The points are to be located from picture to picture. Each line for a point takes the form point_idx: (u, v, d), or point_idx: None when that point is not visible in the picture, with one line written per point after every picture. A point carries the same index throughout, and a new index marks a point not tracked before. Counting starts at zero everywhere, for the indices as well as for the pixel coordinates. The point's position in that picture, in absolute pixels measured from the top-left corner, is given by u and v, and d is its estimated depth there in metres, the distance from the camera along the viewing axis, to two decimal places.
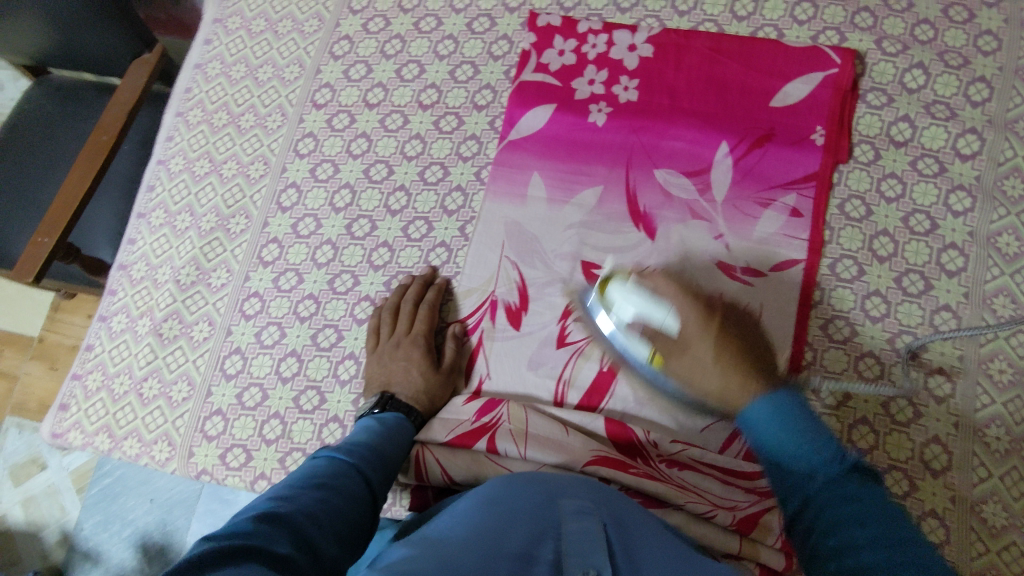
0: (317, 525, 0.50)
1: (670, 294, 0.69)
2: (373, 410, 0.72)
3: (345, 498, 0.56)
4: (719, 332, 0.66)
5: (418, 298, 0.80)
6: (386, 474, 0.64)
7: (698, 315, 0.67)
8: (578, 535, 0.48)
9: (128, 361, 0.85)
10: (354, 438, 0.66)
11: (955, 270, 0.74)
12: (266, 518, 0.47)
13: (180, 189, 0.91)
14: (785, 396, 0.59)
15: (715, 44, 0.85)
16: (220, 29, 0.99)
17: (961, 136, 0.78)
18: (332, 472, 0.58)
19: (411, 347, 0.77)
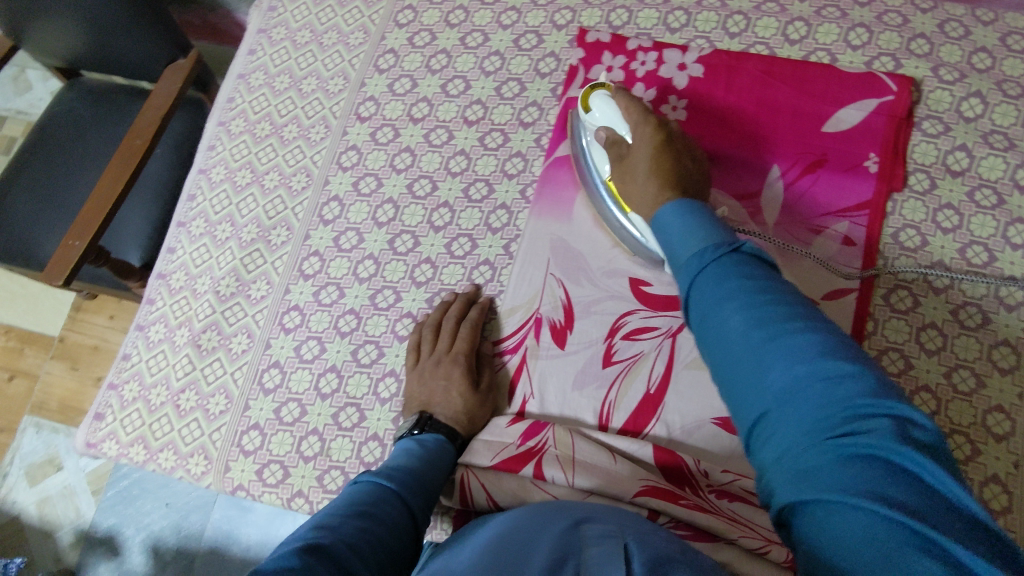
0: (359, 557, 0.49)
1: (631, 113, 0.74)
2: (412, 432, 0.71)
3: (387, 526, 0.55)
4: (661, 150, 0.70)
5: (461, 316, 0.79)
6: (427, 498, 0.62)
7: (647, 128, 0.72)
8: (600, 557, 0.46)
9: (165, 371, 0.84)
10: (396, 462, 0.64)
11: (1014, 303, 0.73)
12: (309, 549, 0.46)
13: (221, 199, 0.91)
14: (702, 205, 0.57)
15: (767, 66, 0.84)
16: (264, 40, 0.98)
17: (1020, 167, 0.77)
18: (373, 498, 0.56)
19: (452, 365, 0.75)
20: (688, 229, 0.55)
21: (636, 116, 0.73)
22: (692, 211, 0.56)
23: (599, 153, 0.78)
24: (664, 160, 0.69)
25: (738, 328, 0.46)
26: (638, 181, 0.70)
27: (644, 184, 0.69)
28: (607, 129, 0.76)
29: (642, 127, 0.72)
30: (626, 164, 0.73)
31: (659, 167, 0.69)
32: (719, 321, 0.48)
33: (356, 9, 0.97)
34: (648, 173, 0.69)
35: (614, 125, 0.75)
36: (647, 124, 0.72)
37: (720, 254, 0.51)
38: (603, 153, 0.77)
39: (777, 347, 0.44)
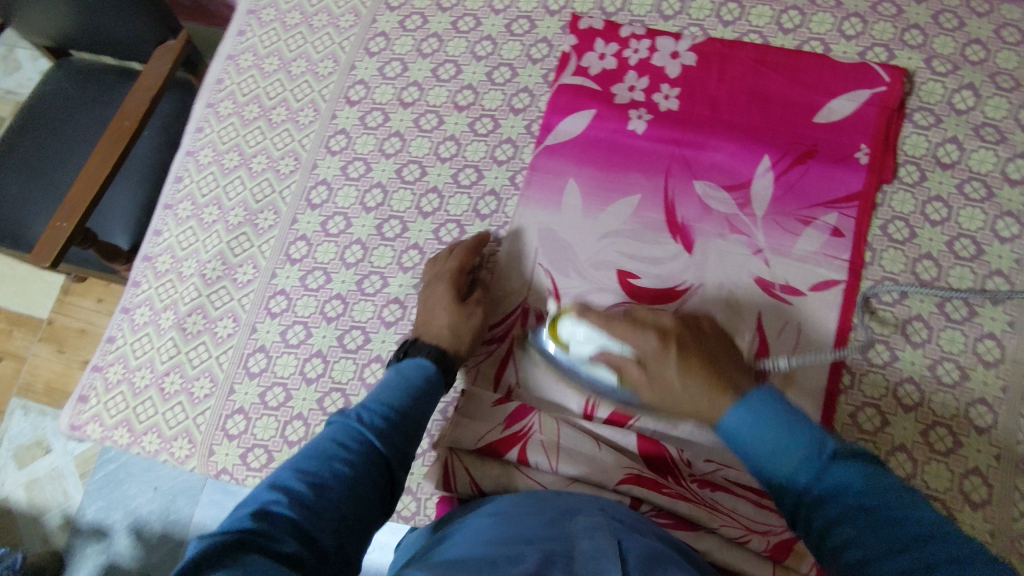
0: (319, 513, 0.50)
1: (625, 330, 0.66)
2: (400, 357, 0.71)
3: (355, 470, 0.55)
4: (682, 347, 0.64)
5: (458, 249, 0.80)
6: (408, 436, 0.62)
7: (654, 342, 0.65)
8: (589, 553, 0.47)
9: (149, 354, 0.84)
10: (374, 399, 0.63)
11: (1000, 297, 0.73)
12: (260, 515, 0.48)
13: (208, 181, 0.90)
14: (761, 394, 0.57)
15: (760, 55, 0.83)
16: (254, 21, 0.97)
17: (1010, 161, 0.77)
18: (341, 447, 0.57)
19: (438, 283, 0.76)
20: (765, 428, 0.55)
21: (638, 330, 0.66)
22: (753, 406, 0.56)
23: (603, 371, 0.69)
24: (684, 348, 0.64)
25: (875, 540, 0.48)
26: (676, 390, 0.63)
27: (682, 398, 0.62)
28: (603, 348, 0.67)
29: (644, 347, 0.65)
30: (648, 384, 0.65)
31: (694, 368, 0.62)
32: (853, 532, 0.49)
33: None
34: (676, 390, 0.63)
35: (609, 346, 0.67)
36: (649, 342, 0.65)
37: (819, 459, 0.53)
38: (609, 368, 0.68)
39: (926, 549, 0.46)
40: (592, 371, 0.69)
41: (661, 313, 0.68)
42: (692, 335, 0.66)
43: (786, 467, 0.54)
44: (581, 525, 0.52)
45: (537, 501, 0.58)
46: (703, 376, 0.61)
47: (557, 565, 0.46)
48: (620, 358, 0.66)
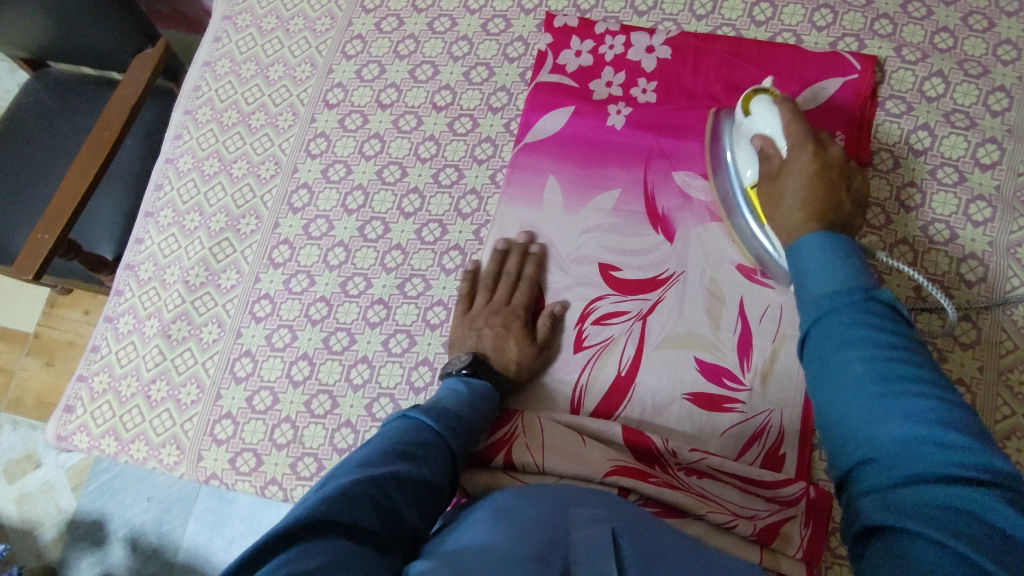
0: (401, 491, 0.52)
1: (791, 128, 0.68)
2: (463, 371, 0.70)
3: (428, 462, 0.57)
4: (824, 175, 0.64)
5: (518, 269, 0.78)
6: (468, 442, 0.63)
7: (806, 155, 0.65)
8: (590, 543, 0.47)
9: (135, 362, 0.84)
10: (442, 401, 0.64)
11: (975, 279, 0.74)
12: (354, 482, 0.49)
13: (189, 188, 0.90)
14: (846, 243, 0.55)
15: (734, 47, 0.84)
16: (229, 27, 0.97)
17: (980, 146, 0.78)
18: (418, 437, 0.58)
19: (513, 317, 0.76)
20: (833, 266, 0.53)
21: (795, 146, 0.66)
22: (835, 250, 0.54)
23: (747, 155, 0.73)
24: (826, 174, 0.65)
25: (859, 371, 0.46)
26: (785, 200, 0.65)
27: (784, 212, 0.64)
28: (761, 136, 0.71)
29: (796, 155, 0.66)
30: (775, 178, 0.67)
31: (813, 191, 0.63)
32: (838, 361, 0.47)
33: None
34: (801, 175, 0.64)
35: (771, 134, 0.69)
36: (803, 153, 0.66)
37: (854, 293, 0.50)
38: (753, 157, 0.72)
39: (897, 402, 0.44)
40: (738, 164, 0.74)
41: (835, 142, 0.67)
42: (847, 176, 0.65)
43: (820, 290, 0.52)
44: (580, 515, 0.53)
45: (535, 493, 0.58)
46: (811, 202, 0.62)
47: (559, 555, 0.46)
48: (774, 137, 0.69)
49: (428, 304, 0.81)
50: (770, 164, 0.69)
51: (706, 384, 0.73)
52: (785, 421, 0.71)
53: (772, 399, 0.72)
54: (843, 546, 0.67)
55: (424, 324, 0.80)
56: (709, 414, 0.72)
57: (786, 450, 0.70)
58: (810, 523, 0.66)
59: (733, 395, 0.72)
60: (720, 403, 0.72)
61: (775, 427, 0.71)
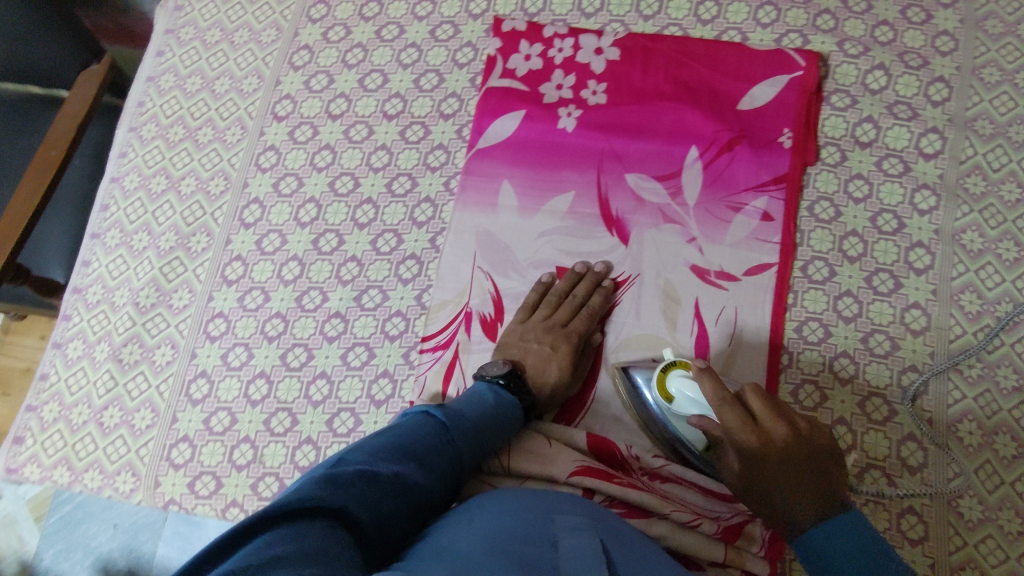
0: (399, 492, 0.52)
1: (727, 419, 0.60)
2: (497, 380, 0.69)
3: (432, 469, 0.57)
4: (783, 454, 0.59)
5: (587, 296, 0.76)
6: (481, 452, 0.62)
7: (753, 446, 0.59)
8: (576, 554, 0.48)
9: (86, 389, 0.81)
10: (467, 403, 0.64)
11: (922, 267, 0.75)
12: (362, 477, 0.50)
13: (136, 207, 0.88)
14: (846, 517, 0.56)
15: (681, 47, 0.85)
16: (172, 41, 0.95)
17: (923, 136, 0.80)
18: (432, 439, 0.58)
19: (564, 343, 0.73)
20: (844, 551, 0.55)
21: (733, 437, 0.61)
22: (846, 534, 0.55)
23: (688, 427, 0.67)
24: (783, 468, 0.59)
25: None
26: (755, 467, 0.60)
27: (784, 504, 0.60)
28: (703, 421, 0.64)
29: (724, 420, 0.60)
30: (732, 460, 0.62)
31: (789, 481, 0.58)
32: None
33: (267, 5, 0.95)
34: (755, 463, 0.60)
35: (711, 418, 0.64)
36: (750, 444, 0.59)
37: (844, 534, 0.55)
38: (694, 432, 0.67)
39: None
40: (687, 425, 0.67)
41: (777, 416, 0.59)
42: (792, 423, 0.60)
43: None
44: (566, 522, 0.53)
45: (514, 492, 0.57)
46: (798, 484, 0.58)
47: (545, 563, 0.46)
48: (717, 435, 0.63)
49: (386, 316, 0.80)
50: (730, 466, 0.64)
51: None
52: None
53: None
54: None
55: (382, 336, 0.79)
56: None
57: None
58: (772, 523, 0.67)
59: None
60: None
61: None
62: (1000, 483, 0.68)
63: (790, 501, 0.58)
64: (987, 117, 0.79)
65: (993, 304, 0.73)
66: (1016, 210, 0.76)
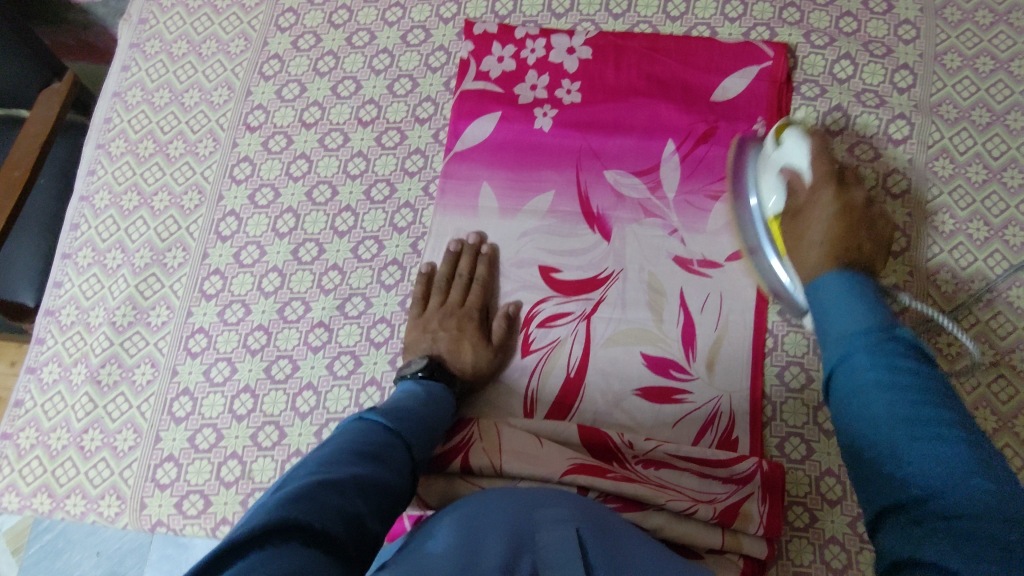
0: (368, 495, 0.50)
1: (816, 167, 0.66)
2: (418, 374, 0.70)
3: (391, 465, 0.55)
4: (848, 216, 0.62)
5: (471, 271, 0.78)
6: (428, 444, 0.62)
7: (828, 193, 0.64)
8: (556, 551, 0.47)
9: (64, 413, 0.79)
10: (400, 403, 0.63)
11: (897, 250, 0.77)
12: (320, 486, 0.46)
13: (108, 225, 0.86)
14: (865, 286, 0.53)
15: (652, 43, 0.86)
16: (137, 55, 0.94)
17: (891, 122, 0.81)
18: (380, 439, 0.56)
19: (466, 320, 0.76)
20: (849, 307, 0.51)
21: (818, 185, 0.64)
22: (851, 289, 0.52)
23: (768, 184, 0.70)
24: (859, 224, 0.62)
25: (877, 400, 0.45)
26: (808, 232, 0.62)
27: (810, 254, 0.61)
28: (790, 170, 0.68)
29: (815, 167, 0.66)
30: (795, 220, 0.65)
31: (832, 233, 0.60)
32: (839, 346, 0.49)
33: (233, 16, 0.94)
34: (821, 214, 0.62)
35: (801, 167, 0.66)
36: (825, 191, 0.64)
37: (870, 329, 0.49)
38: (775, 188, 0.69)
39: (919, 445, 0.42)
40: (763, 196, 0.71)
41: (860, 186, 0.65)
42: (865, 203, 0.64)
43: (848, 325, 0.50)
44: (547, 516, 0.52)
45: (506, 495, 0.57)
46: (839, 242, 0.59)
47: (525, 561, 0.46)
48: (794, 186, 0.67)
49: (370, 323, 0.79)
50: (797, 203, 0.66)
51: (655, 378, 0.74)
52: (734, 406, 0.72)
53: (720, 385, 0.73)
54: (799, 519, 0.69)
55: (368, 343, 0.78)
56: (659, 407, 0.73)
57: (738, 434, 0.71)
58: (767, 500, 0.67)
59: (682, 385, 0.73)
60: (669, 395, 0.73)
61: (725, 413, 0.72)
62: None
63: (824, 237, 0.60)
64: (952, 102, 0.82)
65: (967, 282, 0.75)
66: (984, 190, 0.78)
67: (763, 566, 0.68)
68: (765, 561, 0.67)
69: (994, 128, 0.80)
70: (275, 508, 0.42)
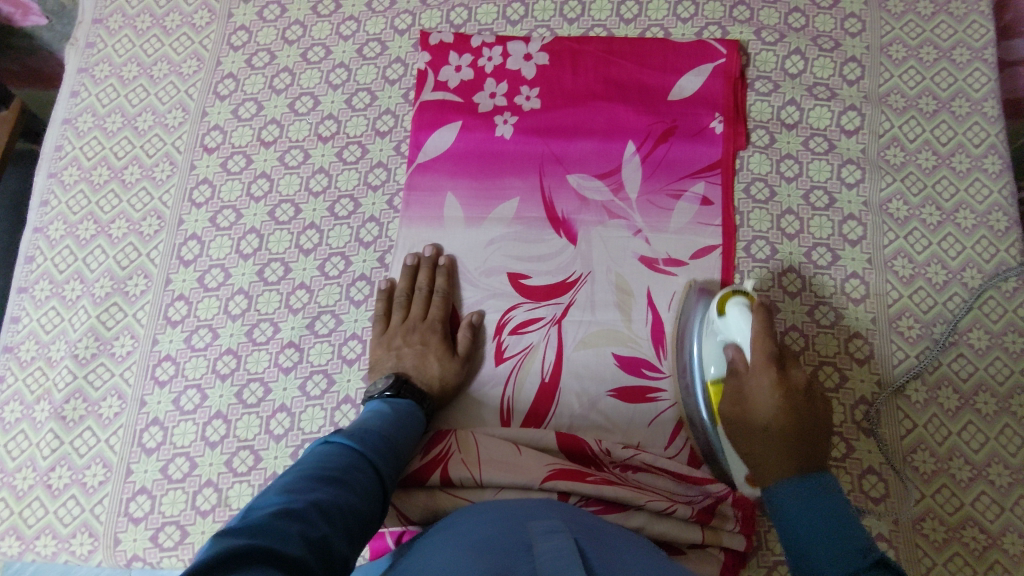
0: (331, 520, 0.49)
1: (762, 376, 0.65)
2: (386, 393, 0.70)
3: (355, 489, 0.54)
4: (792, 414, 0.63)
5: (431, 283, 0.78)
6: (396, 463, 0.61)
7: (768, 381, 0.64)
8: (552, 551, 0.48)
9: (29, 452, 0.77)
10: (366, 424, 0.63)
11: (856, 238, 0.79)
12: (281, 513, 0.46)
13: (64, 256, 0.84)
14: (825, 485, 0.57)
15: (607, 46, 0.86)
16: (86, 80, 0.91)
17: (843, 114, 0.83)
18: (343, 463, 0.55)
19: (431, 333, 0.76)
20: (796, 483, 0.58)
21: (758, 368, 0.65)
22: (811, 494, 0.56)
23: (712, 353, 0.70)
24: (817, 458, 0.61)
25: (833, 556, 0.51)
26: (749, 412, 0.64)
27: (755, 442, 0.63)
28: (733, 344, 0.68)
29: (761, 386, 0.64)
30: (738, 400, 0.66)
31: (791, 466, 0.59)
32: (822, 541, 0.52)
33: (184, 36, 0.92)
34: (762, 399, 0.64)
35: (743, 344, 0.67)
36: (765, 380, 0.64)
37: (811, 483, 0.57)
38: (719, 358, 0.69)
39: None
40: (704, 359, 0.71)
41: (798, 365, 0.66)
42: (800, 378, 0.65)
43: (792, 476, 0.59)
44: (540, 526, 0.53)
45: (488, 513, 0.57)
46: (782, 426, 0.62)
47: (522, 564, 0.46)
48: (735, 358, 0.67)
49: (342, 340, 0.78)
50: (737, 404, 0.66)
51: (629, 378, 0.74)
52: None
53: None
54: None
55: (340, 361, 0.77)
56: (634, 406, 0.73)
57: None
58: (744, 496, 0.69)
59: (655, 384, 0.74)
60: (643, 394, 0.74)
61: None
62: (948, 435, 0.72)
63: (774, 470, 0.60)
64: (899, 91, 0.84)
65: (924, 266, 0.77)
66: (935, 175, 0.81)
67: (743, 559, 0.69)
68: (745, 553, 0.68)
69: (941, 115, 0.83)
70: (234, 536, 0.41)
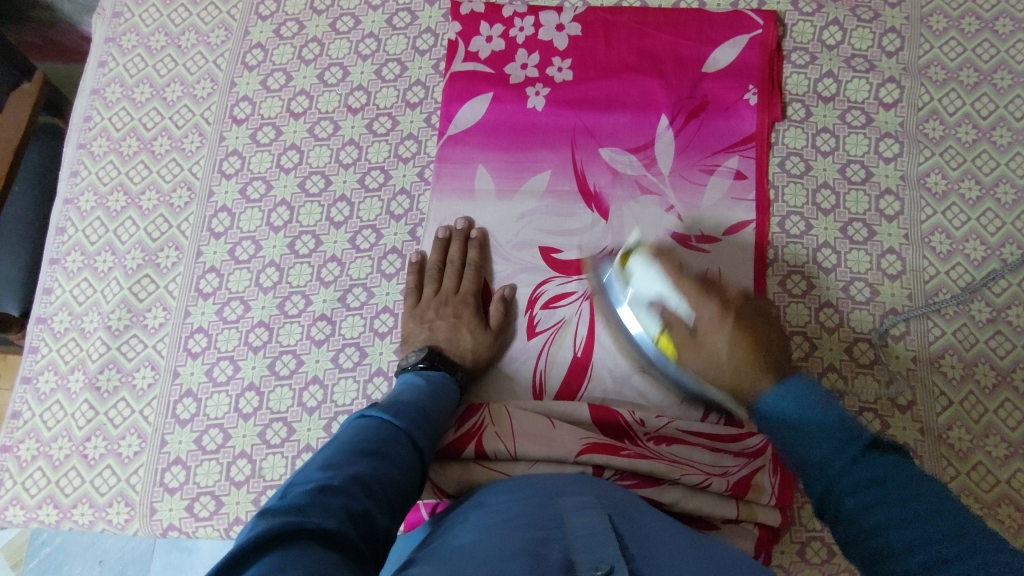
0: (371, 494, 0.49)
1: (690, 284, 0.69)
2: (420, 365, 0.69)
3: (394, 461, 0.54)
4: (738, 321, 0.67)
5: (462, 256, 0.78)
6: (433, 435, 0.61)
7: (713, 309, 0.67)
8: (585, 530, 0.47)
9: (64, 422, 0.77)
10: (401, 396, 0.63)
11: (893, 214, 0.78)
12: (323, 489, 0.46)
13: (95, 227, 0.84)
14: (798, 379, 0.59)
15: (641, 17, 0.85)
16: (113, 49, 0.91)
17: (882, 86, 0.82)
18: (382, 435, 0.55)
19: (464, 306, 0.76)
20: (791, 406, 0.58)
21: (697, 301, 0.68)
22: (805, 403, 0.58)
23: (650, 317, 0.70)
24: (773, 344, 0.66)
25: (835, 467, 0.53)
26: (713, 352, 0.66)
27: (730, 367, 0.65)
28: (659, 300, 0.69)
29: (705, 315, 0.67)
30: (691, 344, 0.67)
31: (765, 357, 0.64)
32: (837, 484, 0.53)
33: (211, 5, 0.91)
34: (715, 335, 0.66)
35: (669, 297, 0.69)
36: (708, 310, 0.67)
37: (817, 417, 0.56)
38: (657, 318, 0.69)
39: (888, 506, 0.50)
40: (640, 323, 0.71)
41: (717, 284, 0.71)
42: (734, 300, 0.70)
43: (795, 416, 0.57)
44: (572, 503, 0.52)
45: (525, 487, 0.57)
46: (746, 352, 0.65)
47: (554, 542, 0.46)
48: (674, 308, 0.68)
49: (374, 313, 0.78)
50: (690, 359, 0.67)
51: None
52: None
53: None
54: None
55: (372, 334, 0.77)
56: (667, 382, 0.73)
57: None
58: (778, 472, 0.69)
59: None
60: None
61: None
62: (985, 412, 0.71)
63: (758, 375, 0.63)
64: (940, 64, 0.82)
65: (962, 243, 0.76)
66: (975, 149, 0.79)
67: (777, 533, 0.69)
68: (779, 528, 0.69)
69: (982, 87, 0.81)
70: (275, 515, 0.41)
